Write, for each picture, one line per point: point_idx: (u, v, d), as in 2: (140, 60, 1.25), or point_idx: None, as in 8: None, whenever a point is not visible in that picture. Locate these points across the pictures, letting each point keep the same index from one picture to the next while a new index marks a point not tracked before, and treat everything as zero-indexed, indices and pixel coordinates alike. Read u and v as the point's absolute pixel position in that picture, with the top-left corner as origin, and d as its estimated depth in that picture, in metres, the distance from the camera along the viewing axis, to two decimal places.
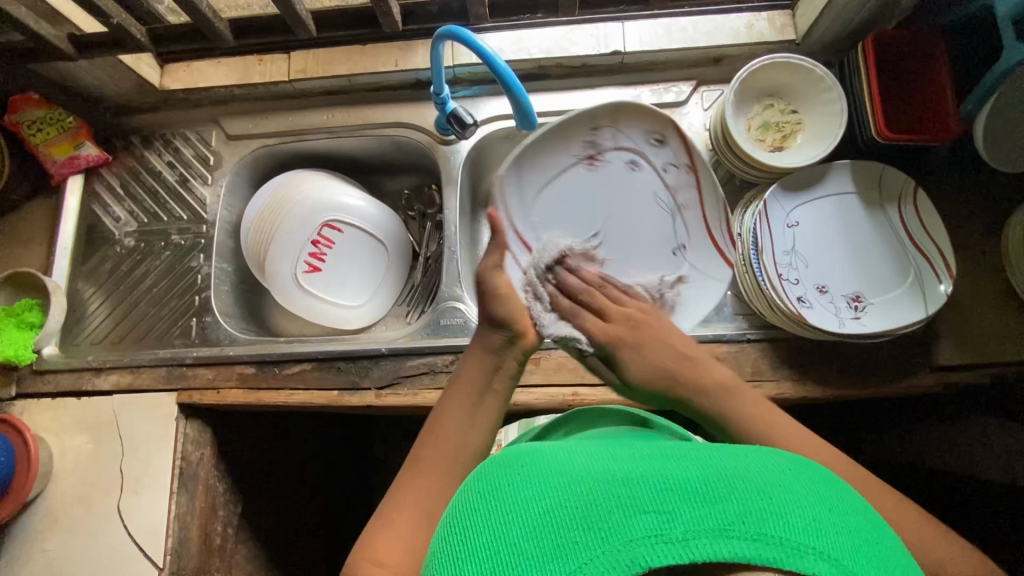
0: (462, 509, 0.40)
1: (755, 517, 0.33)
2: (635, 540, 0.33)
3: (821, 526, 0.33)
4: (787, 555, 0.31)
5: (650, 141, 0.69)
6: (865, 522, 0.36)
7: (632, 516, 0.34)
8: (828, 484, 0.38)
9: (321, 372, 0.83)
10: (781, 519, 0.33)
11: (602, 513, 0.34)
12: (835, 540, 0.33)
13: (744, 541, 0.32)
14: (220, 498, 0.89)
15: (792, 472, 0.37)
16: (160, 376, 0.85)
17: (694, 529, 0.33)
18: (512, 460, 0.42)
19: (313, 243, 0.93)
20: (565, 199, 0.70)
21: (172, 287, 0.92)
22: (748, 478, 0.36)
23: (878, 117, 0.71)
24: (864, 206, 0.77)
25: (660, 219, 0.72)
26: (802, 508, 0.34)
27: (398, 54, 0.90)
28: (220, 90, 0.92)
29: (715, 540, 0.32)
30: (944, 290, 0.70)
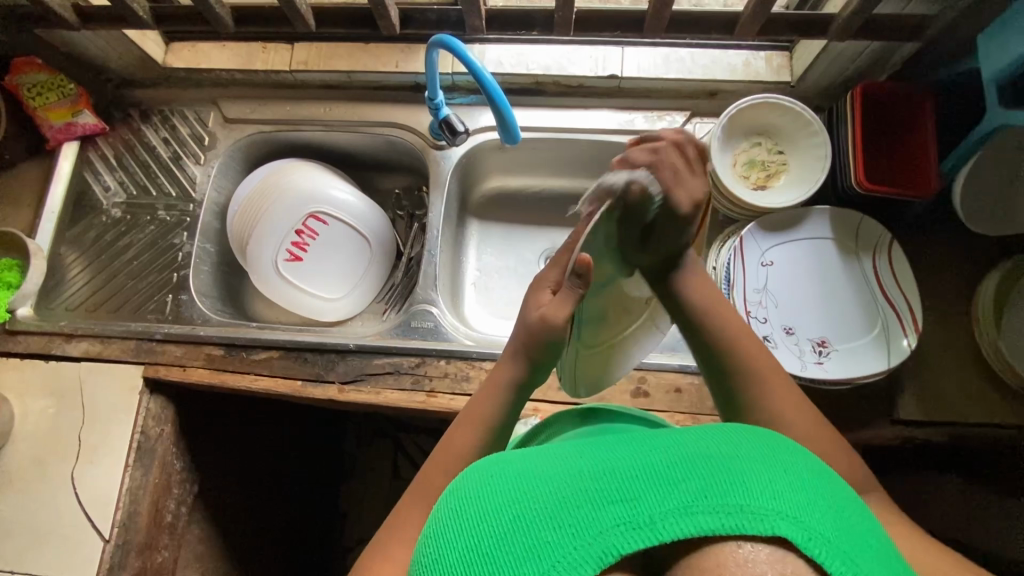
0: (435, 525, 0.39)
1: (716, 491, 0.34)
2: (605, 531, 0.33)
3: (777, 490, 0.34)
4: (749, 519, 0.33)
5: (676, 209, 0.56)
6: (825, 480, 0.37)
7: (598, 508, 0.34)
8: (783, 448, 0.39)
9: (287, 362, 0.83)
10: (739, 489, 0.34)
11: (570, 510, 0.34)
12: (790, 500, 0.34)
13: (706, 514, 0.33)
14: (176, 476, 0.89)
15: (747, 441, 0.38)
16: (129, 349, 0.86)
17: (659, 511, 0.33)
18: (482, 466, 0.42)
19: (297, 232, 0.94)
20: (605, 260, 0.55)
21: (153, 261, 0.93)
22: (708, 454, 0.36)
23: (857, 168, 0.71)
24: (839, 253, 0.77)
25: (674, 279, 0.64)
26: (758, 476, 0.35)
27: (399, 56, 0.91)
28: (221, 72, 0.94)
29: (681, 519, 0.33)
30: (907, 344, 0.70)
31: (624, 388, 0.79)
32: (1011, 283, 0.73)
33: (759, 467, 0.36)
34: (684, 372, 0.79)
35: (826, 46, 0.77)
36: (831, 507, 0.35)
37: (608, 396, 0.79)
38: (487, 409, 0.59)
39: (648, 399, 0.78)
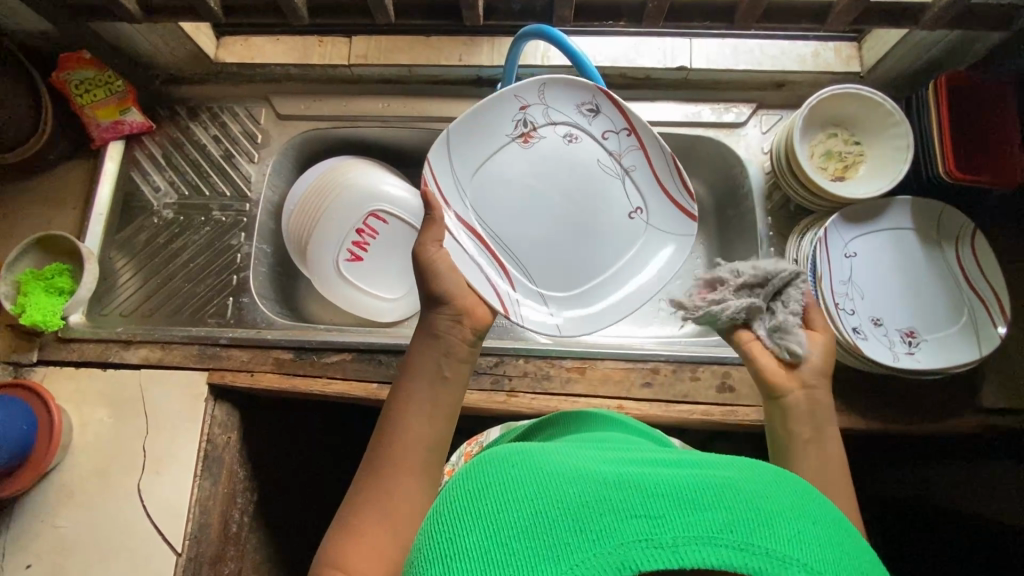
0: (448, 509, 0.39)
1: (743, 526, 0.33)
2: (626, 544, 0.32)
3: (801, 538, 0.33)
4: (772, 563, 0.31)
5: (584, 112, 0.71)
6: (845, 534, 0.36)
7: (619, 520, 0.33)
8: (811, 494, 0.38)
9: (360, 364, 0.81)
10: (766, 529, 0.33)
11: (592, 515, 0.34)
12: (814, 550, 0.33)
13: (730, 550, 0.32)
14: (239, 484, 0.86)
15: (770, 479, 0.37)
16: (192, 354, 0.83)
17: (682, 535, 0.32)
18: (503, 459, 0.41)
19: (358, 232, 0.92)
20: (509, 177, 0.71)
21: (209, 264, 0.90)
22: (738, 487, 0.35)
23: (947, 154, 0.71)
24: (922, 243, 0.77)
25: (607, 187, 0.73)
26: (787, 519, 0.34)
27: (462, 50, 0.89)
28: (276, 67, 0.91)
29: (703, 547, 0.32)
30: (999, 331, 0.71)
31: (707, 383, 0.78)
32: None
33: (789, 511, 0.35)
34: None
35: (906, 35, 0.77)
36: (849, 558, 0.34)
37: (692, 393, 0.78)
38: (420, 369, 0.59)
39: (733, 394, 0.77)
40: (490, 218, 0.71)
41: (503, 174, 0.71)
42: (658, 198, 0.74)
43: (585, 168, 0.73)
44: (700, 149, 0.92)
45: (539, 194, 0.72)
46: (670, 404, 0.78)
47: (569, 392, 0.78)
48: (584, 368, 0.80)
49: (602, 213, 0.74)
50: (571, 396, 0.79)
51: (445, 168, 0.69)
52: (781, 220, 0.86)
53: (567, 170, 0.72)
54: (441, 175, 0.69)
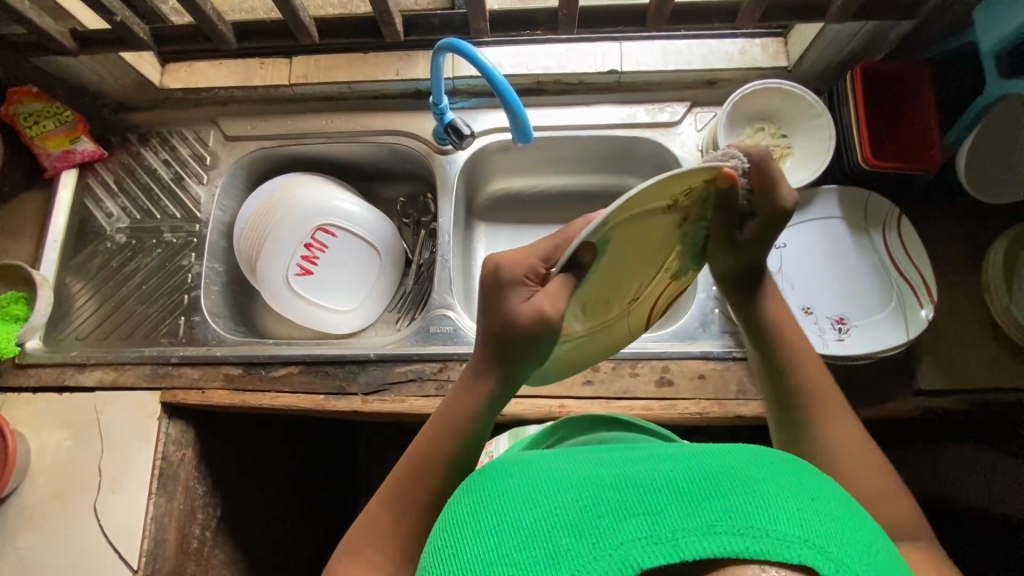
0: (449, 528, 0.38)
1: (741, 510, 0.32)
2: (625, 543, 0.32)
3: (803, 515, 0.33)
4: (772, 544, 0.31)
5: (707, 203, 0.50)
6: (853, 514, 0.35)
7: (618, 520, 0.33)
8: (816, 476, 0.37)
9: (308, 376, 0.83)
10: (763, 511, 0.32)
11: (590, 519, 0.33)
12: (814, 526, 0.32)
13: (730, 536, 0.31)
14: (199, 500, 0.87)
15: (765, 461, 0.37)
16: (145, 374, 0.85)
17: (682, 527, 0.32)
18: (501, 473, 0.41)
19: (307, 247, 0.94)
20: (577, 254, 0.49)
21: (161, 285, 0.92)
22: (734, 474, 0.35)
23: (864, 143, 0.73)
24: (850, 231, 0.79)
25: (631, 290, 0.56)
26: (785, 499, 0.33)
27: (398, 64, 0.91)
28: (219, 90, 0.94)
29: (703, 537, 0.31)
30: (925, 315, 0.72)
31: (648, 379, 0.80)
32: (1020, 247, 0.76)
33: (786, 491, 0.34)
34: (706, 359, 0.80)
35: (823, 29, 0.78)
36: (854, 535, 0.33)
37: (633, 389, 0.79)
38: (463, 415, 0.52)
39: (673, 388, 0.79)
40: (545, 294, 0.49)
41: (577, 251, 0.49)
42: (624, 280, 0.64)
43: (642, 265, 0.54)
44: (638, 149, 0.93)
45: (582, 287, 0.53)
46: (611, 401, 0.79)
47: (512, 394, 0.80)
48: None
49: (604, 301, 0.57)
50: (516, 397, 0.80)
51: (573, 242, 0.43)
52: None
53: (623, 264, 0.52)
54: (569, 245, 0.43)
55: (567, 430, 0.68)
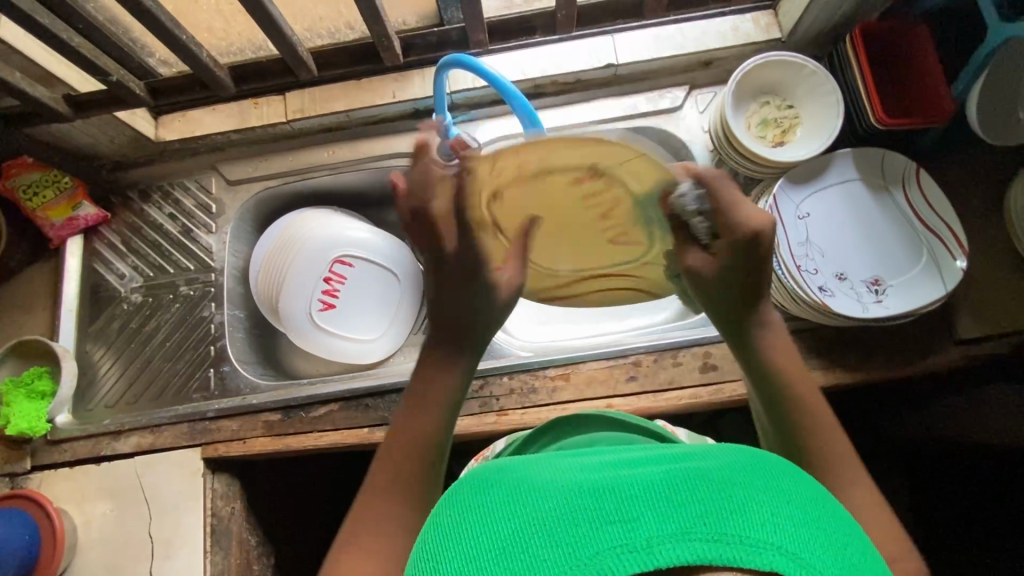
0: (429, 541, 0.38)
1: (717, 516, 0.32)
2: (601, 552, 0.31)
3: (778, 521, 0.33)
4: (745, 550, 0.31)
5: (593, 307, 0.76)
6: (829, 517, 0.35)
7: (594, 527, 0.32)
8: (794, 479, 0.38)
9: (349, 412, 0.81)
10: (741, 517, 0.32)
11: (566, 527, 0.33)
12: (788, 533, 0.32)
13: (702, 541, 0.31)
14: (254, 552, 0.85)
15: (738, 465, 0.37)
16: (183, 433, 0.83)
17: (656, 534, 0.32)
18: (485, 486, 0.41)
19: (326, 280, 0.93)
20: None
21: (184, 340, 0.90)
22: (710, 477, 0.35)
23: (874, 103, 0.73)
24: (870, 191, 0.79)
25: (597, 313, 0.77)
26: (762, 506, 0.33)
27: (395, 86, 0.90)
28: (217, 136, 0.92)
29: (678, 544, 0.31)
30: (960, 265, 0.72)
31: (690, 367, 0.79)
32: None
33: (764, 496, 0.34)
34: None
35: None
36: (833, 543, 0.33)
37: (678, 378, 0.79)
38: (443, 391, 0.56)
39: (718, 371, 0.78)
40: None
41: None
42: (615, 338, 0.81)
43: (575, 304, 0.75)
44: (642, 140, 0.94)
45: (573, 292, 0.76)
46: (658, 393, 0.78)
47: (558, 401, 0.79)
48: (569, 374, 0.80)
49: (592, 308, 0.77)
50: (561, 404, 0.79)
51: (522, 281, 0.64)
52: None
53: None
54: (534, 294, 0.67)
55: (560, 430, 0.70)
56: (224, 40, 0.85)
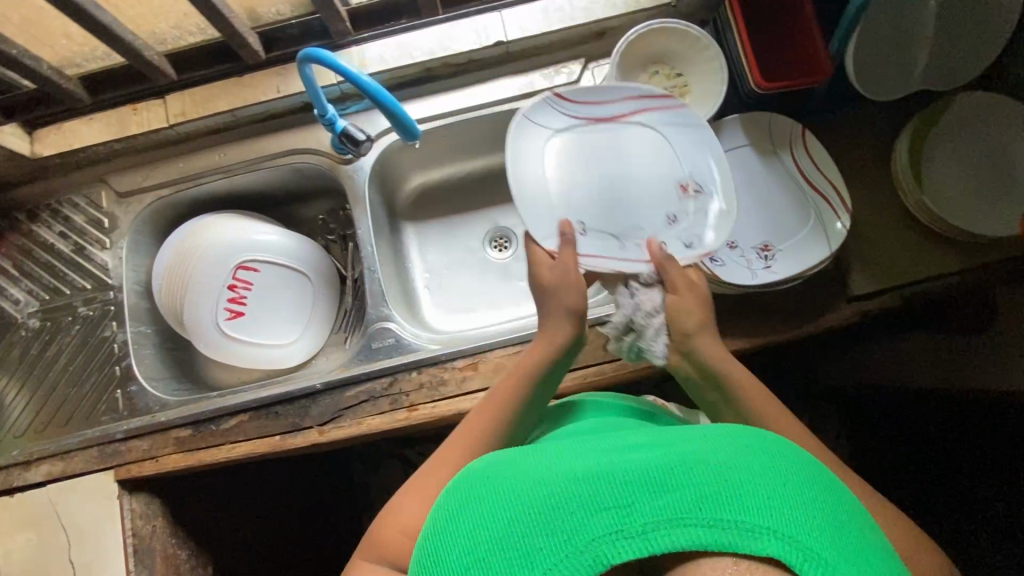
0: (436, 522, 0.41)
1: (714, 502, 0.35)
2: (595, 538, 0.35)
3: (779, 506, 0.34)
4: (742, 535, 0.33)
5: (667, 220, 0.71)
6: (831, 494, 0.37)
7: (590, 514, 0.36)
8: (799, 458, 0.39)
9: (259, 421, 0.81)
10: (739, 503, 0.34)
11: (564, 514, 0.36)
12: (790, 517, 0.34)
13: (698, 527, 0.34)
14: (185, 565, 0.85)
15: (742, 448, 0.39)
16: (93, 457, 0.83)
17: (651, 519, 0.35)
18: (485, 470, 0.44)
19: (230, 287, 0.90)
20: (614, 213, 0.71)
21: (88, 362, 0.88)
22: (709, 460, 0.37)
23: (753, 71, 0.72)
24: (760, 156, 0.78)
25: (666, 203, 0.71)
26: (758, 488, 0.35)
27: (278, 80, 0.87)
28: (99, 147, 0.88)
29: (672, 530, 0.34)
30: (842, 226, 0.73)
31: (594, 345, 0.80)
32: (921, 140, 0.77)
33: (765, 479, 0.36)
34: None
35: None
36: (835, 521, 0.35)
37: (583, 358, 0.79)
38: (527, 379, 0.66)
39: None
40: (598, 210, 0.71)
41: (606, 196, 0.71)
42: (677, 228, 0.70)
43: (632, 212, 0.71)
44: None
45: (607, 221, 0.70)
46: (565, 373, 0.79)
47: (466, 391, 0.79)
48: (476, 363, 0.80)
49: (643, 207, 0.71)
50: (471, 393, 0.79)
51: (597, 242, 0.69)
52: None
53: (612, 210, 0.71)
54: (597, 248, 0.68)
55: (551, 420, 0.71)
56: (86, 46, 0.81)
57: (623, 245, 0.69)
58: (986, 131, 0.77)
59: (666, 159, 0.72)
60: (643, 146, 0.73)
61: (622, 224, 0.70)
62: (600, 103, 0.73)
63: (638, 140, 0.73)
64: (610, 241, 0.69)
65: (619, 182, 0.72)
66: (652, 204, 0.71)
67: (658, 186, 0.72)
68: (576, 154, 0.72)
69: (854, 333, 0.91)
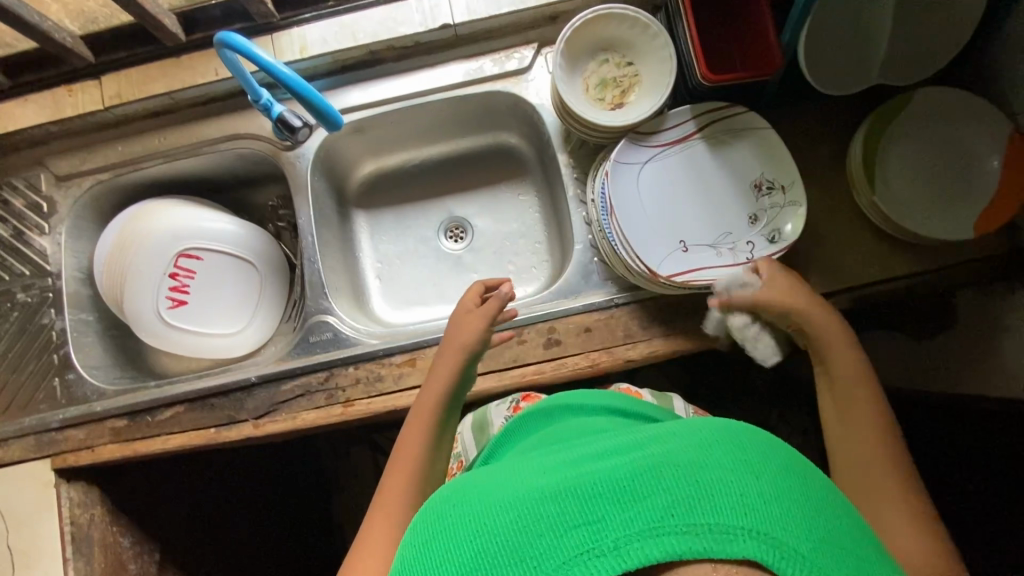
0: (409, 550, 0.40)
1: (683, 507, 0.34)
2: (568, 560, 0.34)
3: (750, 501, 0.35)
4: (715, 540, 0.33)
5: (753, 223, 0.73)
6: (800, 481, 0.37)
7: (561, 535, 0.35)
8: (763, 443, 0.39)
9: (195, 413, 0.80)
10: (709, 506, 0.34)
11: (534, 538, 0.35)
12: (762, 514, 0.34)
13: (671, 536, 0.34)
14: (127, 552, 0.84)
15: (706, 441, 0.38)
16: (30, 446, 0.82)
17: (622, 535, 0.34)
18: (454, 492, 0.43)
19: (172, 276, 0.88)
20: (701, 230, 0.74)
21: (27, 350, 0.86)
22: (675, 461, 0.37)
23: (700, 61, 0.68)
24: (711, 150, 0.75)
25: (746, 205, 0.74)
26: (727, 485, 0.35)
27: (215, 63, 0.84)
28: (33, 130, 0.86)
29: (645, 542, 0.34)
30: (790, 229, 0.71)
31: (535, 343, 0.78)
32: (876, 137, 0.74)
33: (732, 474, 0.36)
34: (590, 311, 0.78)
35: None
36: (805, 507, 0.35)
37: (522, 355, 0.78)
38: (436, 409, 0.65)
39: (561, 346, 0.77)
40: (686, 232, 0.74)
41: (689, 217, 0.75)
42: (758, 228, 0.73)
43: (721, 227, 0.74)
44: (496, 104, 0.89)
45: (690, 239, 0.74)
46: (505, 371, 0.78)
47: (403, 386, 0.77)
48: (415, 359, 0.78)
49: (727, 216, 0.74)
50: (408, 389, 0.77)
51: (689, 261, 0.73)
52: (579, 160, 0.84)
53: (694, 228, 0.74)
54: (691, 269, 0.72)
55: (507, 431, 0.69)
56: None
57: (721, 257, 0.73)
58: (946, 127, 0.74)
59: (739, 163, 0.75)
60: (709, 159, 0.75)
61: (713, 240, 0.74)
62: (652, 132, 0.74)
63: (699, 158, 0.75)
64: (707, 257, 0.73)
65: (693, 197, 0.75)
66: (737, 210, 0.74)
67: (739, 185, 0.75)
68: (651, 186, 0.75)
69: None
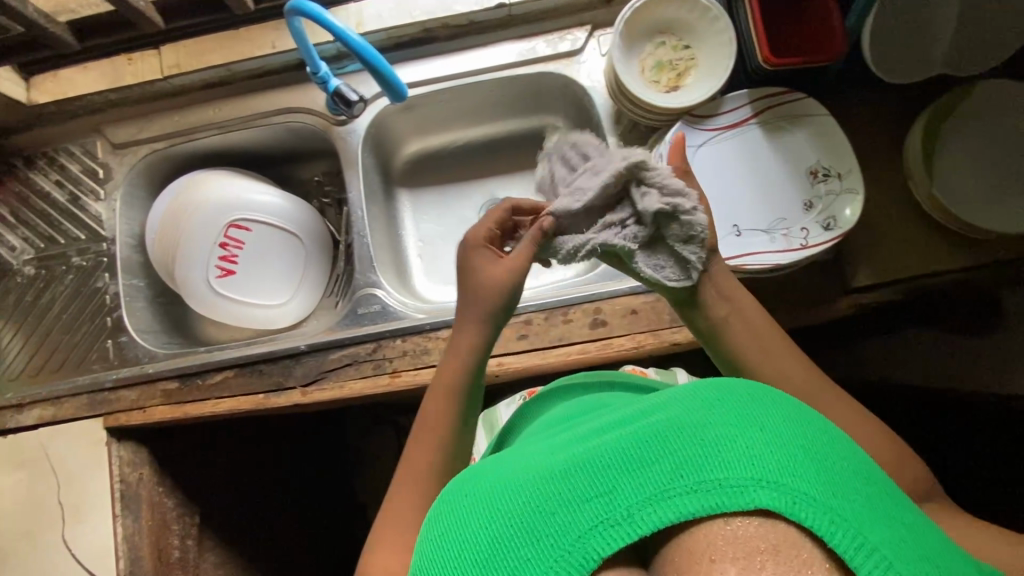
0: (425, 551, 0.38)
1: (691, 467, 0.33)
2: (583, 536, 0.32)
3: (757, 453, 0.33)
4: (727, 495, 0.31)
5: (807, 210, 0.73)
6: (802, 428, 0.35)
7: (570, 511, 0.33)
8: (761, 394, 0.38)
9: (245, 378, 0.82)
10: (717, 462, 0.32)
11: (544, 519, 0.33)
12: (769, 463, 0.32)
13: (680, 498, 0.32)
14: (171, 513, 0.86)
15: (705, 399, 0.37)
16: (83, 404, 0.85)
17: (633, 503, 0.32)
18: (464, 488, 0.41)
19: (222, 246, 0.90)
20: (753, 214, 0.74)
21: (81, 311, 0.89)
22: (678, 424, 0.35)
23: (762, 44, 0.68)
24: (767, 135, 0.75)
25: (801, 192, 0.73)
26: (733, 441, 0.33)
27: (273, 36, 0.85)
28: (93, 96, 0.88)
29: (655, 507, 0.32)
30: (849, 214, 0.69)
31: (581, 322, 0.79)
32: (935, 127, 0.74)
33: (736, 429, 0.34)
34: (635, 293, 0.79)
35: None
36: (812, 454, 0.34)
37: (567, 335, 0.78)
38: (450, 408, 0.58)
39: (606, 327, 0.78)
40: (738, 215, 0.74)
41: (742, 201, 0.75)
42: (812, 215, 0.72)
43: (775, 211, 0.74)
44: (546, 84, 0.89)
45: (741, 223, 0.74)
46: (549, 349, 0.78)
47: None
48: None
49: (781, 202, 0.74)
50: None
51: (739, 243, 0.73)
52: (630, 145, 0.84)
53: (747, 211, 0.74)
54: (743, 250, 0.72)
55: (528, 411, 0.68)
56: None
57: (772, 241, 0.72)
58: (1006, 120, 0.73)
59: (796, 148, 0.74)
60: (765, 143, 0.75)
61: (767, 223, 0.74)
62: (711, 113, 0.75)
63: (757, 142, 0.75)
64: (758, 241, 0.73)
65: (746, 181, 0.75)
66: (791, 197, 0.74)
67: (795, 172, 0.74)
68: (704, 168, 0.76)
69: (851, 326, 0.89)
